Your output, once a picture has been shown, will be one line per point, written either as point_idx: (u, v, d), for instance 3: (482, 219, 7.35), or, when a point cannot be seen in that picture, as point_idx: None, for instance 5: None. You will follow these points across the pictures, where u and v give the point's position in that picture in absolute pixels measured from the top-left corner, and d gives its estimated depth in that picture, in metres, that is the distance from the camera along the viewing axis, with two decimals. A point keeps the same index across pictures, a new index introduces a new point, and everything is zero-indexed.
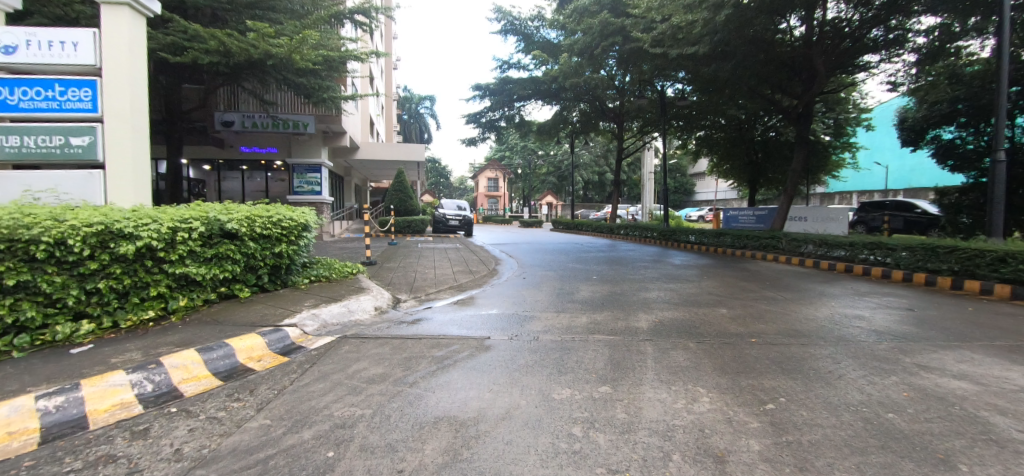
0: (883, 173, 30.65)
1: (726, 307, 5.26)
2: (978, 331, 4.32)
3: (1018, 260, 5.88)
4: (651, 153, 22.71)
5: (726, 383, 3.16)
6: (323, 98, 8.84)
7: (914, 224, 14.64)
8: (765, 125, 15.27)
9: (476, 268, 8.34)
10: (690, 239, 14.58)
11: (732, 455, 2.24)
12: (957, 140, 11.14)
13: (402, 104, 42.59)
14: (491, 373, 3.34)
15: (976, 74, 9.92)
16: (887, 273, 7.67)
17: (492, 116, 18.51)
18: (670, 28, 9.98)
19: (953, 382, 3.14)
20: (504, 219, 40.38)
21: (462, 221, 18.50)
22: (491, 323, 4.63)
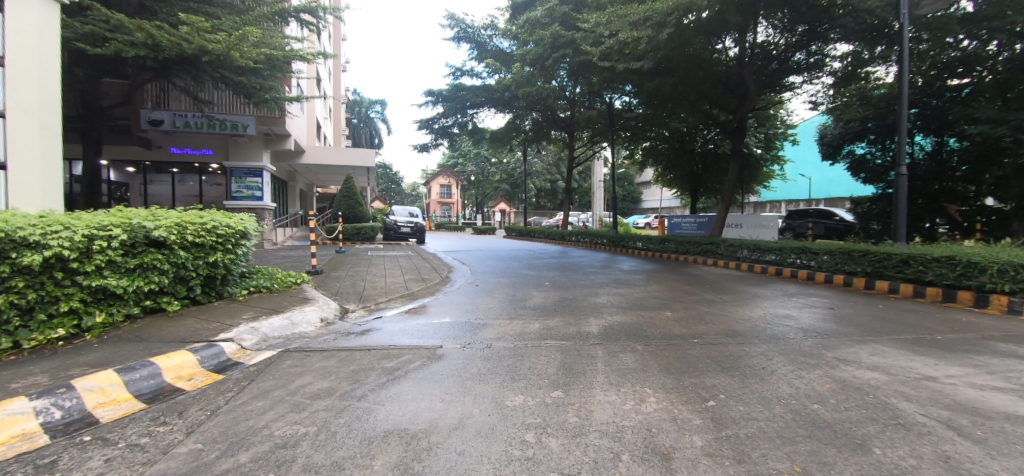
0: (807, 184, 33.66)
1: (671, 310, 5.50)
2: (888, 326, 4.80)
3: (917, 262, 6.63)
4: (601, 162, 23.50)
5: (671, 382, 3.29)
6: (265, 99, 8.36)
7: (834, 230, 16.12)
8: (704, 138, 16.24)
9: (428, 276, 8.19)
10: (638, 245, 15.16)
11: (677, 452, 2.33)
12: (867, 155, 12.41)
13: (350, 108, 41.29)
14: (444, 383, 3.27)
15: (882, 97, 11.08)
16: (811, 275, 8.39)
17: (445, 123, 18.32)
18: (618, 43, 10.40)
19: (867, 373, 3.46)
20: (457, 226, 40.11)
21: (414, 228, 18.15)
22: (443, 332, 4.56)
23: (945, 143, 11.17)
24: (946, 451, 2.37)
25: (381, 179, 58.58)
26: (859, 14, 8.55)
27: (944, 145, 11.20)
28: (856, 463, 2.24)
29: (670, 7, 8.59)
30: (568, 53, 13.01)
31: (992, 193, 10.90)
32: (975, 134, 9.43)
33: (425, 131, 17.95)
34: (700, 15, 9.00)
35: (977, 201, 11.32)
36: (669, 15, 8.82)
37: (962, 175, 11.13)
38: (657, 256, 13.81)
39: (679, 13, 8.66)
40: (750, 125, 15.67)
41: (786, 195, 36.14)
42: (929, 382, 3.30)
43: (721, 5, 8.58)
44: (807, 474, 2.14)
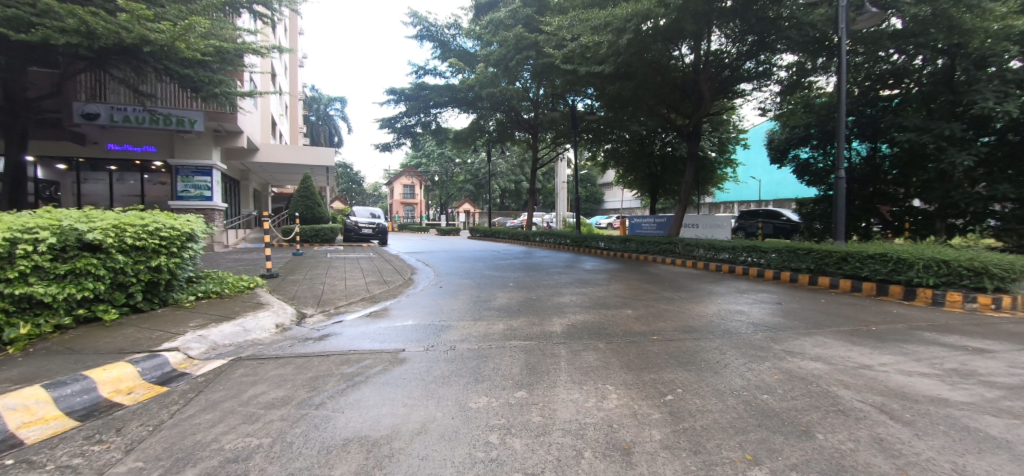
0: (757, 186, 35.56)
1: (631, 308, 5.65)
2: (829, 319, 5.14)
3: (854, 259, 7.14)
4: (564, 163, 23.88)
5: (631, 379, 3.37)
6: (214, 93, 7.94)
7: (781, 229, 17.13)
8: (662, 141, 16.93)
9: (390, 278, 8.01)
10: (600, 245, 15.48)
11: (638, 446, 2.38)
12: (810, 160, 13.30)
13: (308, 105, 39.85)
14: (406, 387, 3.19)
15: (823, 106, 11.68)
16: (761, 272, 8.86)
17: (408, 122, 18.00)
18: (579, 47, 10.58)
19: (811, 364, 3.68)
20: (421, 227, 39.54)
21: (376, 229, 17.70)
22: (405, 334, 4.47)
23: (878, 149, 12.33)
24: (880, 434, 2.57)
25: (342, 179, 56.86)
26: (803, 28, 9.14)
27: (877, 151, 12.36)
28: (801, 449, 2.38)
29: (629, 13, 8.84)
30: (531, 54, 13.29)
31: (917, 195, 11.79)
32: (904, 141, 10.28)
33: (388, 130, 17.55)
34: (657, 23, 9.33)
35: (906, 202, 12.15)
36: (629, 21, 9.05)
37: (893, 179, 12.17)
38: (619, 255, 14.16)
39: (637, 19, 8.93)
40: (706, 129, 16.38)
41: (738, 196, 38.06)
42: (865, 370, 3.56)
43: (677, 13, 8.93)
44: (758, 461, 2.25)
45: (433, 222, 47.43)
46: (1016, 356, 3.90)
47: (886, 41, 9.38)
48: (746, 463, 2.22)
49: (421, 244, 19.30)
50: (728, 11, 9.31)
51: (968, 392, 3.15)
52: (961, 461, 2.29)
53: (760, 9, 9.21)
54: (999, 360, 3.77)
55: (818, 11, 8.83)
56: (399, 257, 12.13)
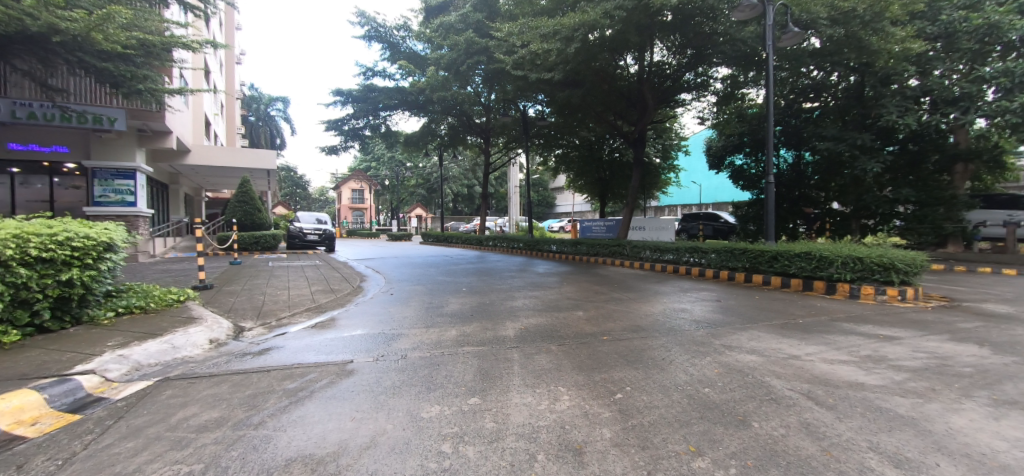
0: (697, 191, 37.64)
1: (582, 310, 5.78)
2: (762, 313, 5.54)
3: (783, 258, 7.72)
4: (516, 168, 24.05)
5: (583, 379, 3.43)
6: (138, 89, 7.28)
7: (720, 231, 18.27)
8: (610, 147, 17.49)
9: (336, 286, 7.69)
10: (552, 248, 15.75)
11: (589, 446, 2.42)
12: (744, 166, 14.24)
13: (247, 104, 37.46)
14: (354, 400, 3.06)
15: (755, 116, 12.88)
16: (702, 271, 9.37)
17: (356, 124, 17.38)
18: (529, 54, 10.72)
19: (747, 356, 3.93)
20: (371, 233, 38.28)
21: (323, 235, 16.90)
22: (353, 345, 4.29)
23: (802, 157, 13.27)
24: (807, 418, 2.78)
25: (285, 182, 53.97)
26: (736, 43, 9.81)
27: (801, 158, 13.31)
28: (739, 438, 2.53)
29: (577, 23, 9.09)
30: (482, 60, 13.52)
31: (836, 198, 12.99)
32: (824, 149, 11.32)
33: (334, 132, 16.85)
34: (603, 33, 9.66)
35: (826, 205, 13.30)
36: (576, 30, 9.30)
37: (815, 184, 13.17)
38: (571, 258, 14.44)
39: (584, 29, 9.20)
40: (651, 136, 16.97)
41: (680, 200, 40.20)
42: (794, 360, 3.84)
43: (621, 25, 9.31)
44: (701, 452, 2.37)
45: (385, 227, 46.22)
46: (916, 341, 4.39)
47: (807, 59, 10.27)
48: (691, 455, 2.33)
49: (372, 251, 18.72)
50: (669, 25, 9.70)
51: (879, 376, 3.49)
52: (875, 439, 2.54)
53: (697, 24, 9.79)
54: (904, 346, 4.21)
55: (748, 28, 9.53)
56: (347, 264, 11.67)
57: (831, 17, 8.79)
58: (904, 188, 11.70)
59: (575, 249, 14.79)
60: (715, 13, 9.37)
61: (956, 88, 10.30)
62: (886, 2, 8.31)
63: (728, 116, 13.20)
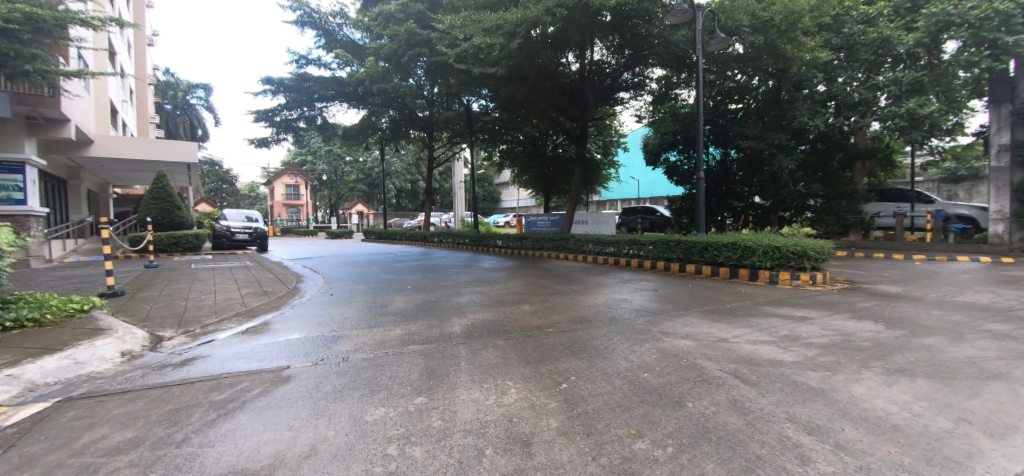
0: (635, 185, 39.42)
1: (527, 303, 5.86)
2: (694, 300, 5.94)
3: (712, 248, 8.31)
4: (460, 163, 23.82)
5: (529, 372, 3.48)
6: (25, 70, 6.34)
7: (656, 224, 19.26)
8: (554, 143, 17.84)
9: (269, 288, 7.23)
10: (498, 243, 15.82)
11: (536, 437, 2.46)
12: (678, 162, 15.13)
13: (161, 91, 33.94)
14: (291, 408, 2.88)
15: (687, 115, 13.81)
16: (641, 263, 9.81)
17: (289, 115, 16.11)
18: (472, 47, 10.65)
19: (681, 341, 4.18)
20: (308, 231, 36.28)
21: (253, 235, 15.70)
22: (290, 350, 4.05)
23: (728, 154, 14.36)
24: (735, 396, 3.02)
25: (210, 177, 49.64)
26: (669, 45, 10.37)
27: (727, 156, 14.39)
28: (675, 418, 2.69)
29: (519, 19, 9.21)
30: (423, 52, 13.27)
31: (758, 193, 14.21)
32: (747, 147, 12.64)
33: (264, 123, 15.59)
34: (546, 30, 9.80)
35: (749, 199, 14.45)
36: (519, 26, 9.40)
37: (739, 179, 14.40)
38: (517, 253, 14.56)
39: (527, 25, 9.31)
40: (591, 133, 17.78)
41: (620, 194, 41.74)
42: (723, 342, 4.15)
43: (562, 23, 9.48)
44: (641, 434, 2.49)
45: (324, 225, 43.99)
46: (825, 320, 4.91)
47: (732, 63, 10.89)
48: (632, 438, 2.44)
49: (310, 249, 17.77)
50: (608, 25, 9.99)
51: (795, 353, 3.86)
52: (792, 410, 2.81)
53: (634, 26, 10.19)
54: (814, 325, 4.70)
55: (680, 32, 10.09)
56: (282, 265, 10.98)
57: (752, 25, 9.52)
58: (814, 183, 13.00)
59: (520, 244, 14.93)
60: (650, 16, 9.80)
61: (855, 94, 11.66)
62: (798, 14, 9.17)
63: (663, 115, 13.89)
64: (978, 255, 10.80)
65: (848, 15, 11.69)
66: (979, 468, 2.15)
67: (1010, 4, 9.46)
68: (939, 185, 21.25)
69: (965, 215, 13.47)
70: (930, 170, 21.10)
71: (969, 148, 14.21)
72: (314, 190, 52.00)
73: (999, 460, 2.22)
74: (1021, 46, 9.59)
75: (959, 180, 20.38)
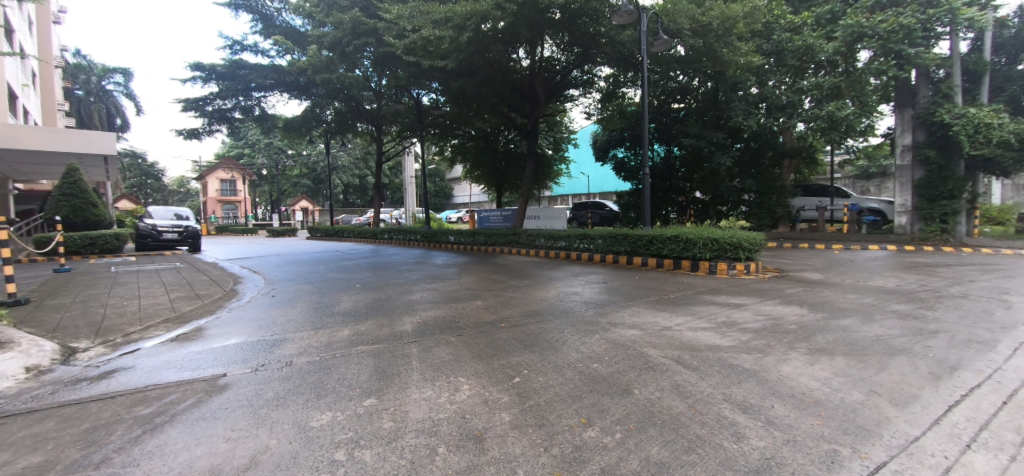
0: (585, 181, 40.30)
1: (480, 299, 5.86)
2: (640, 291, 6.20)
3: (657, 241, 8.71)
4: (411, 158, 23.30)
5: (482, 367, 3.49)
6: None
7: (606, 218, 19.86)
8: (505, 138, 17.89)
9: (203, 291, 6.73)
10: (451, 239, 15.68)
11: (489, 432, 2.48)
12: (625, 159, 15.84)
13: (71, 74, 30.47)
14: (228, 417, 2.68)
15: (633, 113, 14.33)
16: (591, 256, 10.09)
17: (222, 105, 14.92)
18: (421, 39, 10.43)
19: (629, 331, 4.35)
20: (247, 229, 33.98)
21: (184, 234, 14.52)
22: (227, 356, 3.80)
23: (672, 151, 15.10)
24: (678, 381, 3.19)
25: (131, 170, 45.09)
26: (616, 45, 10.64)
27: (670, 153, 15.13)
28: (623, 405, 2.80)
29: (468, 12, 9.27)
30: (370, 42, 12.97)
31: (698, 188, 15.04)
32: (689, 145, 13.45)
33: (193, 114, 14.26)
34: (496, 25, 9.77)
35: (690, 194, 15.25)
36: (468, 19, 9.47)
37: (681, 175, 15.16)
38: (470, 249, 14.52)
39: (476, 19, 9.40)
40: (542, 129, 18.00)
41: (571, 190, 42.52)
42: (667, 330, 4.36)
43: (512, 18, 9.51)
44: (591, 423, 2.57)
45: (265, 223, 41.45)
46: (757, 306, 5.30)
47: (674, 64, 11.28)
48: (582, 427, 2.51)
49: (250, 248, 16.71)
50: (557, 22, 10.07)
51: (731, 338, 4.14)
52: (729, 391, 3.01)
53: (582, 24, 10.36)
54: (747, 311, 5.06)
55: (626, 32, 10.33)
56: (216, 265, 10.28)
57: (693, 29, 9.97)
58: (747, 179, 14.09)
59: (473, 240, 14.87)
60: (598, 15, 10.01)
61: (783, 97, 12.60)
62: (733, 20, 9.72)
63: (611, 113, 14.31)
64: (887, 244, 12.07)
65: (777, 23, 12.42)
66: (886, 434, 2.42)
67: (912, 20, 10.59)
68: (854, 181, 23.52)
69: (875, 208, 14.96)
70: (846, 168, 23.25)
71: (878, 148, 15.80)
72: (253, 186, 48.72)
73: (901, 426, 2.52)
74: (919, 56, 10.85)
75: (870, 176, 22.64)
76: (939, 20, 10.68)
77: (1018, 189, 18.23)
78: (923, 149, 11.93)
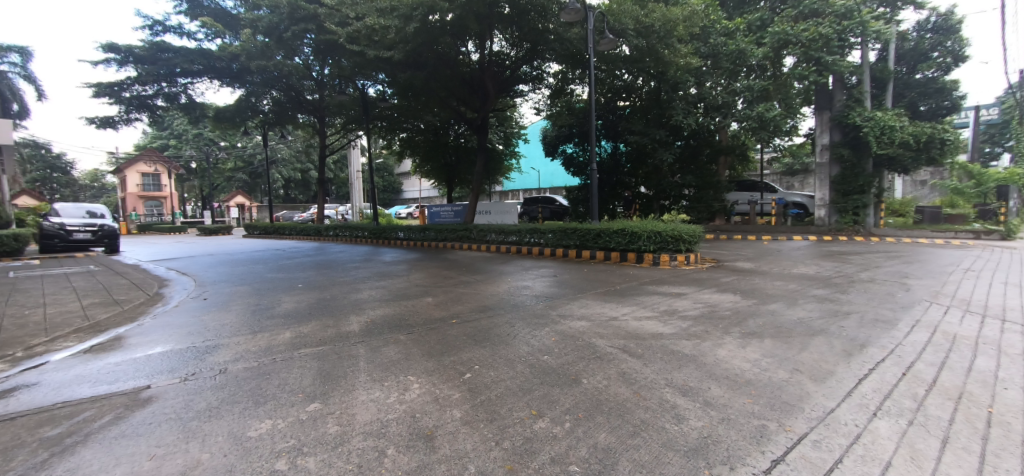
0: (535, 176, 40.68)
1: (430, 295, 5.79)
2: (588, 284, 6.39)
3: (605, 235, 8.98)
4: (357, 151, 22.43)
5: (432, 365, 3.46)
6: None
7: (556, 213, 20.22)
8: (455, 132, 17.69)
9: (122, 296, 6.14)
10: (400, 235, 15.27)
11: (439, 429, 2.47)
12: (573, 154, 16.20)
13: None
14: (153, 433, 2.48)
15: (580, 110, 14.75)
16: (541, 250, 10.24)
17: (143, 91, 13.57)
18: (365, 28, 10.20)
19: (578, 323, 4.48)
20: (174, 227, 31.27)
21: (99, 233, 13.15)
22: (152, 367, 3.50)
23: (618, 147, 15.63)
24: (625, 369, 3.33)
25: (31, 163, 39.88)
26: (564, 42, 10.70)
27: (617, 149, 15.64)
28: (572, 394, 2.89)
29: (414, 2, 9.03)
30: (309, 28, 12.62)
31: (642, 183, 15.59)
32: (634, 142, 14.05)
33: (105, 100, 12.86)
34: (444, 17, 9.67)
35: (636, 188, 15.84)
36: (414, 10, 9.29)
37: (627, 171, 15.73)
38: (420, 245, 14.27)
39: (422, 9, 9.23)
40: (492, 123, 17.92)
41: (522, 185, 42.81)
42: (615, 321, 4.53)
43: (460, 11, 9.41)
44: (541, 414, 2.63)
45: (195, 220, 38.20)
46: (696, 294, 5.64)
47: (620, 63, 11.59)
48: (533, 418, 2.57)
49: (179, 248, 15.42)
50: (506, 17, 10.14)
51: (673, 325, 4.38)
52: (670, 376, 3.19)
53: (531, 20, 10.37)
54: (687, 299, 5.37)
55: (573, 30, 10.51)
56: (137, 267, 9.42)
57: (636, 30, 10.32)
58: (688, 175, 14.88)
59: (423, 235, 14.62)
60: (546, 11, 10.00)
61: (719, 98, 13.34)
62: (673, 23, 10.17)
63: (560, 109, 14.53)
64: (809, 235, 13.23)
65: (714, 27, 12.96)
66: (807, 407, 2.67)
67: (829, 30, 11.60)
68: (781, 178, 25.49)
69: (799, 202, 16.32)
70: (774, 165, 25.13)
71: (802, 147, 17.22)
72: (180, 180, 44.79)
73: (819, 399, 2.79)
74: (836, 64, 11.88)
75: (794, 173, 24.64)
76: (851, 31, 11.71)
77: (915, 185, 20.58)
78: (838, 148, 13.16)
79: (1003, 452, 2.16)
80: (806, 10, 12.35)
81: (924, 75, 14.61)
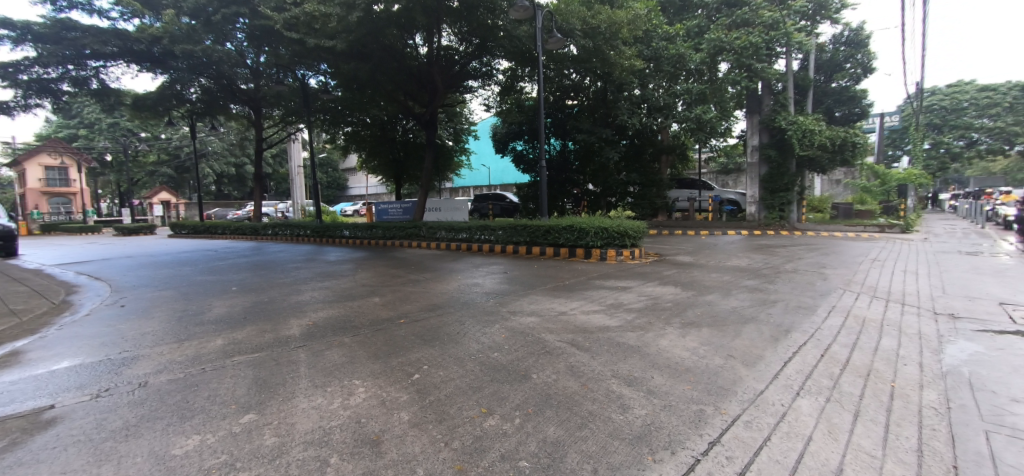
0: (485, 173, 40.54)
1: (378, 295, 5.65)
2: (537, 280, 6.49)
3: (554, 231, 9.17)
4: (298, 146, 21.30)
5: (379, 368, 3.37)
6: None
7: (506, 209, 20.32)
8: (403, 127, 17.27)
9: (17, 307, 5.44)
10: (346, 233, 14.70)
11: (386, 434, 2.42)
12: (523, 151, 16.32)
13: None
14: (57, 458, 2.23)
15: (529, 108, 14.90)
16: (491, 247, 10.26)
17: (44, 74, 11.83)
18: (306, 15, 9.95)
19: (528, 318, 4.55)
20: (84, 227, 28.04)
21: None
22: (56, 384, 3.15)
23: (566, 146, 15.96)
24: (573, 362, 3.42)
25: None
26: (514, 40, 10.71)
27: (566, 147, 15.96)
28: (522, 390, 2.94)
29: None
30: (243, 12, 12.41)
31: (590, 181, 15.92)
32: (582, 140, 14.38)
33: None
34: (390, 7, 9.40)
35: (584, 185, 16.22)
36: None
37: (576, 168, 16.07)
38: (367, 242, 13.82)
39: None
40: (441, 119, 17.86)
41: (472, 181, 42.58)
42: (564, 315, 4.65)
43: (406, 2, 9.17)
44: (491, 412, 2.65)
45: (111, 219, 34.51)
46: (641, 287, 5.90)
47: (567, 62, 11.76)
48: (482, 417, 2.58)
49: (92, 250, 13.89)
50: (455, 11, 9.95)
51: (619, 318, 4.57)
52: (616, 367, 3.33)
53: (480, 16, 10.30)
54: (631, 293, 5.61)
55: (522, 27, 10.52)
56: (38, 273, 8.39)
57: (584, 31, 10.56)
58: (633, 173, 15.46)
59: (371, 233, 14.16)
60: (495, 7, 9.98)
61: (661, 99, 13.91)
62: (618, 25, 10.50)
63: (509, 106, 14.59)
64: (742, 229, 14.23)
65: (656, 32, 13.50)
66: (739, 390, 2.89)
67: (758, 39, 12.52)
68: (716, 176, 27.12)
69: (732, 199, 17.49)
70: (710, 165, 26.66)
71: (734, 148, 18.43)
72: (91, 174, 40.17)
73: (750, 382, 3.03)
74: (764, 71, 12.94)
75: (728, 172, 26.31)
76: (778, 41, 12.65)
77: (832, 183, 22.67)
78: (766, 149, 14.20)
79: (902, 421, 2.46)
80: (738, 20, 13.22)
81: (838, 83, 16.12)
